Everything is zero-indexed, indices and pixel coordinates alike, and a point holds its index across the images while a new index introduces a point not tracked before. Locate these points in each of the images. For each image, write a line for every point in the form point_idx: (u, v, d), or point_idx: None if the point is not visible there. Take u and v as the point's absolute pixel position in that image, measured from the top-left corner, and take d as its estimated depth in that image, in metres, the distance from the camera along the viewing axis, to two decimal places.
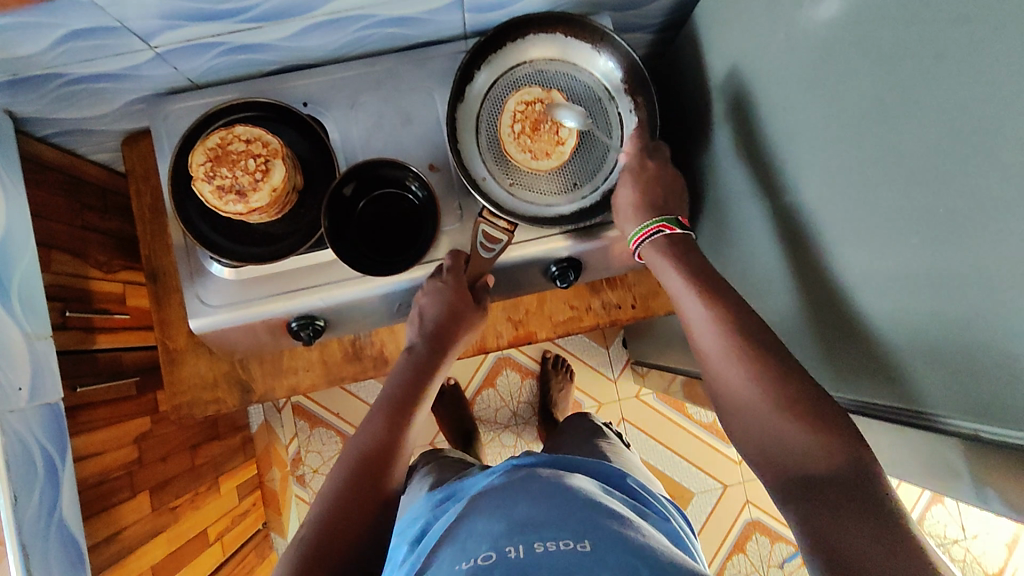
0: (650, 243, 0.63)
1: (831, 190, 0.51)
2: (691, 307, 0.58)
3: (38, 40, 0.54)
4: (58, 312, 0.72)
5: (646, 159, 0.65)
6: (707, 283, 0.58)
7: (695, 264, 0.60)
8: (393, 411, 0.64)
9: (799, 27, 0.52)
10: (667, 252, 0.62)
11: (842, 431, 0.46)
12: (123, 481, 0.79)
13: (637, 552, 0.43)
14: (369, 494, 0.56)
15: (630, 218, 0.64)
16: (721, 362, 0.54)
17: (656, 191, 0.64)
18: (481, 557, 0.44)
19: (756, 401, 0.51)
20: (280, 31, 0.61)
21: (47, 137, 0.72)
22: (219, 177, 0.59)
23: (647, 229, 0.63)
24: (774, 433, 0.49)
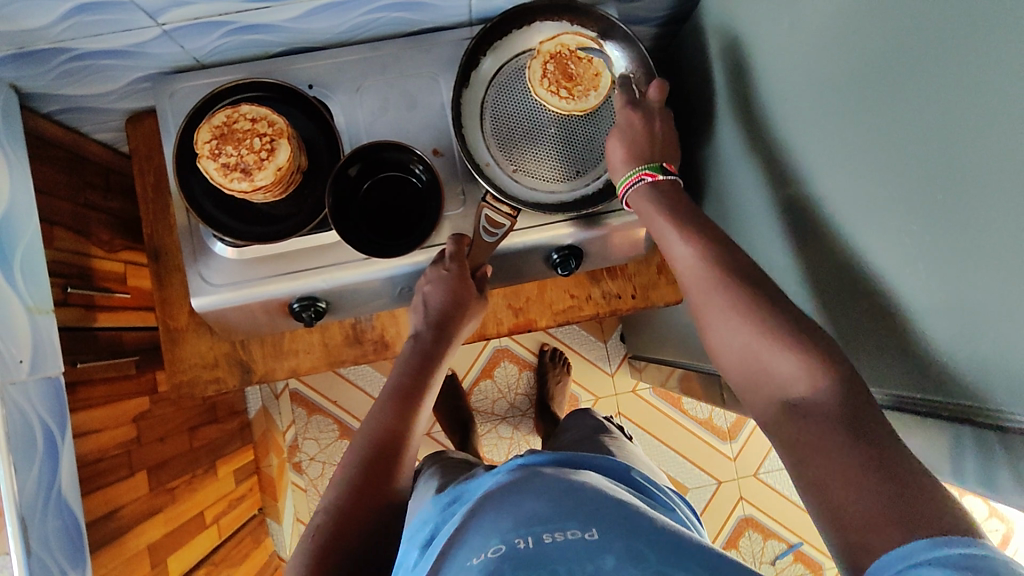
0: (633, 193, 0.62)
1: (832, 180, 0.52)
2: (681, 254, 0.56)
3: (46, 13, 0.54)
4: (60, 289, 0.72)
5: (632, 115, 0.64)
6: (693, 228, 0.56)
7: (681, 211, 0.58)
8: (401, 397, 0.65)
9: (803, 18, 0.53)
10: (652, 200, 0.60)
11: (838, 365, 0.44)
12: (121, 459, 0.79)
13: (646, 537, 0.43)
14: (381, 481, 0.57)
15: (620, 167, 0.64)
16: (708, 302, 0.52)
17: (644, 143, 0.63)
18: (490, 550, 0.44)
19: (751, 342, 0.48)
20: (287, 11, 0.61)
21: (52, 114, 0.72)
22: (224, 155, 0.59)
23: (630, 179, 0.62)
24: (764, 365, 0.48)
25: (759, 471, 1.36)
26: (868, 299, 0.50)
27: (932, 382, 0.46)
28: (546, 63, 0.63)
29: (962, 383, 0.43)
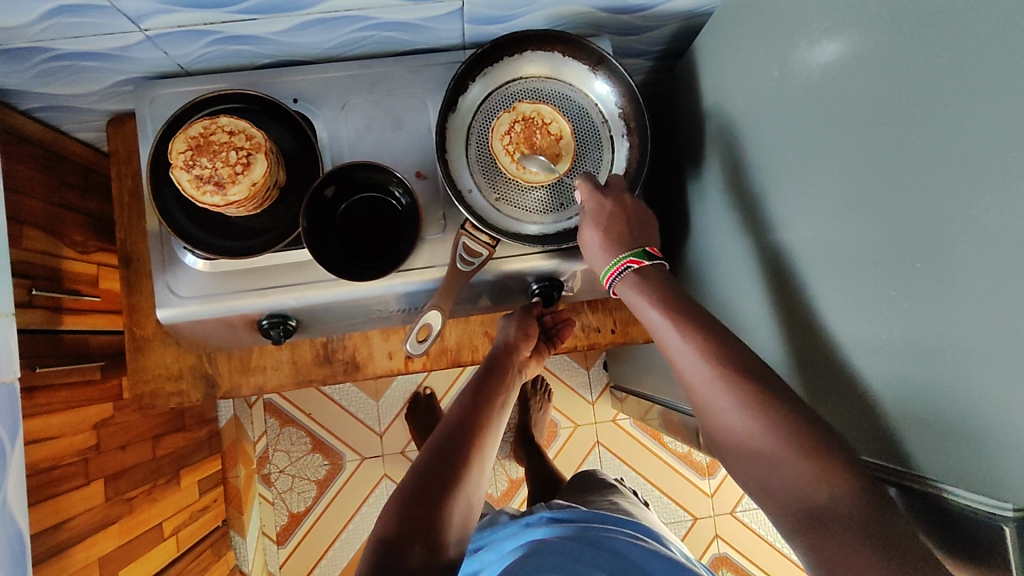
0: (621, 279, 0.59)
1: (817, 232, 0.51)
2: (670, 343, 0.54)
3: (25, 12, 0.53)
4: (24, 290, 0.70)
5: (605, 199, 0.61)
6: (687, 315, 0.54)
7: (662, 289, 0.57)
8: (455, 429, 0.61)
9: (793, 66, 0.52)
10: (639, 287, 0.58)
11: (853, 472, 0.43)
12: (77, 468, 0.77)
13: None
14: (421, 522, 0.52)
15: (600, 256, 0.61)
16: (704, 394, 0.50)
17: (622, 226, 0.61)
18: None
19: (758, 445, 0.46)
20: (274, 25, 0.60)
21: (30, 111, 0.70)
22: (197, 167, 0.58)
23: (619, 266, 0.59)
24: (766, 463, 0.46)
25: (736, 509, 1.34)
26: (846, 356, 0.49)
27: (902, 445, 0.45)
28: (515, 121, 0.65)
29: (933, 451, 0.41)
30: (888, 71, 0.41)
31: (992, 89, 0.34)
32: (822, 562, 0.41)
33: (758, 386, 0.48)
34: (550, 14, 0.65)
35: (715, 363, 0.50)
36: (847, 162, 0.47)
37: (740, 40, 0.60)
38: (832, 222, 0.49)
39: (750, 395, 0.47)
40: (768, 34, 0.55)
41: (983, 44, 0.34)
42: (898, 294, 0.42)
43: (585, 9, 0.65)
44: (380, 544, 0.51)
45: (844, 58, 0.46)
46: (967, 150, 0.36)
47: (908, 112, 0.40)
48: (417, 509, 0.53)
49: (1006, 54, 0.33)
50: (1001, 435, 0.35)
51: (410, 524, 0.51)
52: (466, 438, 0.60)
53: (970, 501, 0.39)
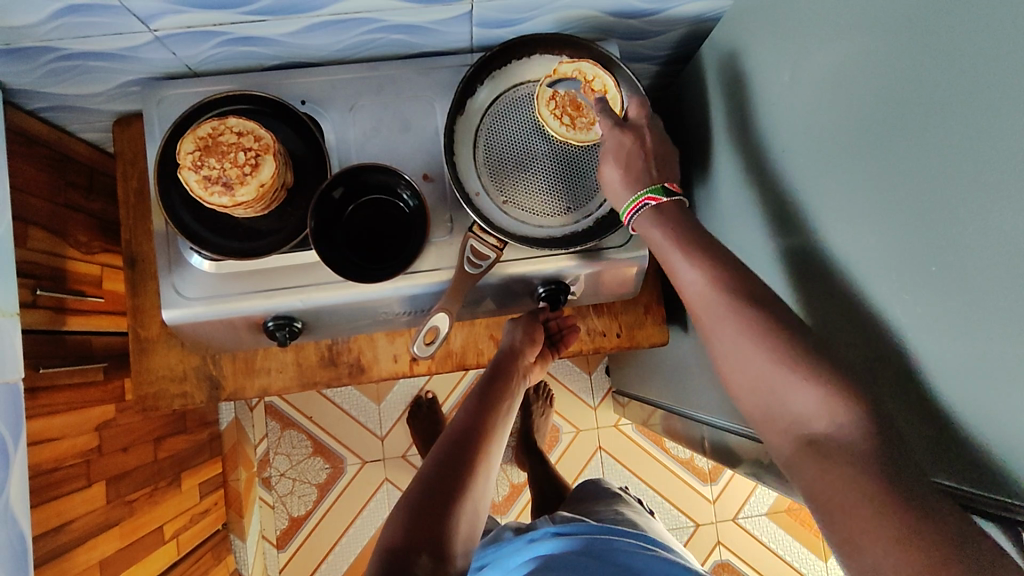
0: (639, 216, 0.58)
1: (826, 236, 0.51)
2: (694, 291, 0.52)
3: (34, 11, 0.53)
4: (29, 290, 0.70)
5: (621, 133, 0.60)
6: (705, 250, 0.53)
7: (687, 231, 0.54)
8: (461, 436, 0.61)
9: (802, 71, 0.52)
10: (657, 223, 0.56)
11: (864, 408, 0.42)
12: (79, 469, 0.76)
13: None
14: (425, 530, 0.52)
15: (620, 194, 0.60)
16: (722, 327, 0.49)
17: (640, 161, 0.59)
18: None
19: (770, 376, 0.46)
20: (284, 26, 0.60)
21: (37, 111, 0.70)
22: (206, 167, 0.58)
23: (636, 203, 0.58)
24: (783, 398, 0.46)
25: (738, 515, 1.33)
26: (856, 361, 0.49)
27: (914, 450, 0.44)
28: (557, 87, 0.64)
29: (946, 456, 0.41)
30: (899, 76, 0.42)
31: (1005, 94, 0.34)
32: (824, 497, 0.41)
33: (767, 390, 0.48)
34: (559, 17, 0.65)
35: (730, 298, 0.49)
36: (857, 166, 0.47)
37: (748, 45, 0.60)
38: (843, 227, 0.49)
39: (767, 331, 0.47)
40: (777, 38, 0.55)
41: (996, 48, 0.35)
42: (910, 297, 0.42)
43: (594, 13, 0.65)
44: (385, 555, 0.51)
45: (854, 62, 0.46)
46: (981, 154, 0.36)
47: (920, 116, 0.40)
48: (421, 517, 0.53)
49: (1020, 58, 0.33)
50: (1018, 440, 0.35)
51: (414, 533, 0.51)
52: (471, 446, 0.60)
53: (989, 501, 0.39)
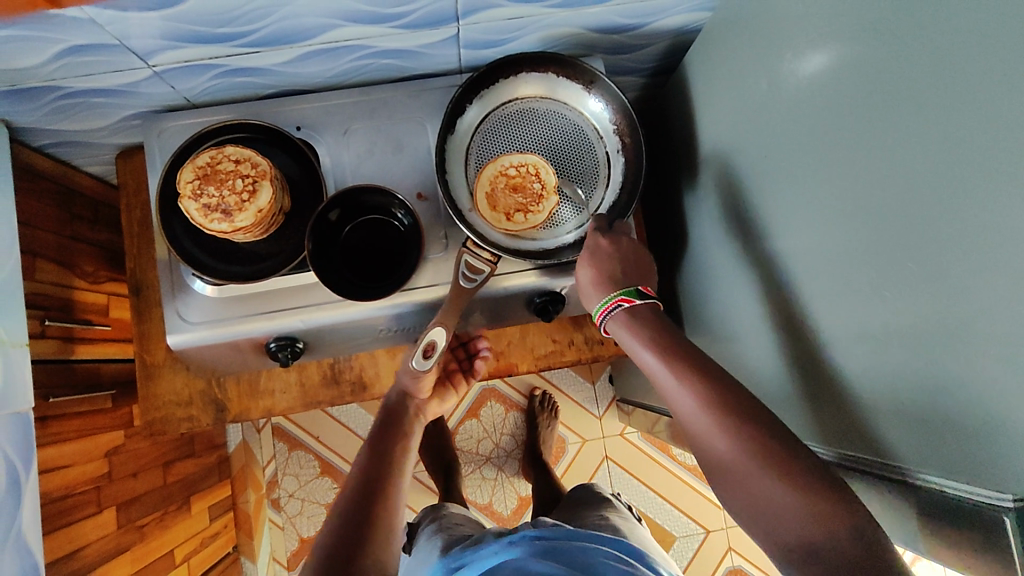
0: (614, 317, 0.59)
1: (811, 237, 0.52)
2: (670, 392, 0.53)
3: (39, 53, 0.55)
4: (38, 321, 0.72)
5: (600, 236, 0.62)
6: (685, 358, 0.53)
7: (659, 331, 0.55)
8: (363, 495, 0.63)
9: (779, 78, 0.54)
10: (632, 327, 0.57)
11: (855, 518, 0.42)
12: (89, 496, 0.77)
13: None
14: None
15: (592, 295, 0.62)
16: (716, 445, 0.49)
17: (616, 265, 0.61)
18: None
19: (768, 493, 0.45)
20: (279, 56, 0.63)
21: (42, 147, 0.73)
22: (205, 195, 0.60)
23: (608, 305, 0.59)
24: (766, 502, 0.46)
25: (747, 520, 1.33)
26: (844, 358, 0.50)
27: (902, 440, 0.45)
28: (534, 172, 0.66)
29: (928, 448, 0.42)
30: (869, 80, 0.43)
31: (964, 93, 0.36)
32: None
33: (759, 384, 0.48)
34: (544, 36, 0.67)
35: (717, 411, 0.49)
36: (835, 168, 0.48)
37: (728, 56, 0.62)
38: (824, 228, 0.50)
39: (760, 447, 0.46)
40: (754, 47, 0.57)
41: (953, 49, 0.36)
42: (890, 294, 0.44)
43: (577, 31, 0.67)
44: None
45: (825, 68, 0.48)
46: (945, 151, 0.37)
47: (888, 119, 0.42)
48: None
49: (973, 57, 0.35)
50: (997, 431, 0.36)
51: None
52: (372, 505, 0.62)
53: (967, 496, 0.40)
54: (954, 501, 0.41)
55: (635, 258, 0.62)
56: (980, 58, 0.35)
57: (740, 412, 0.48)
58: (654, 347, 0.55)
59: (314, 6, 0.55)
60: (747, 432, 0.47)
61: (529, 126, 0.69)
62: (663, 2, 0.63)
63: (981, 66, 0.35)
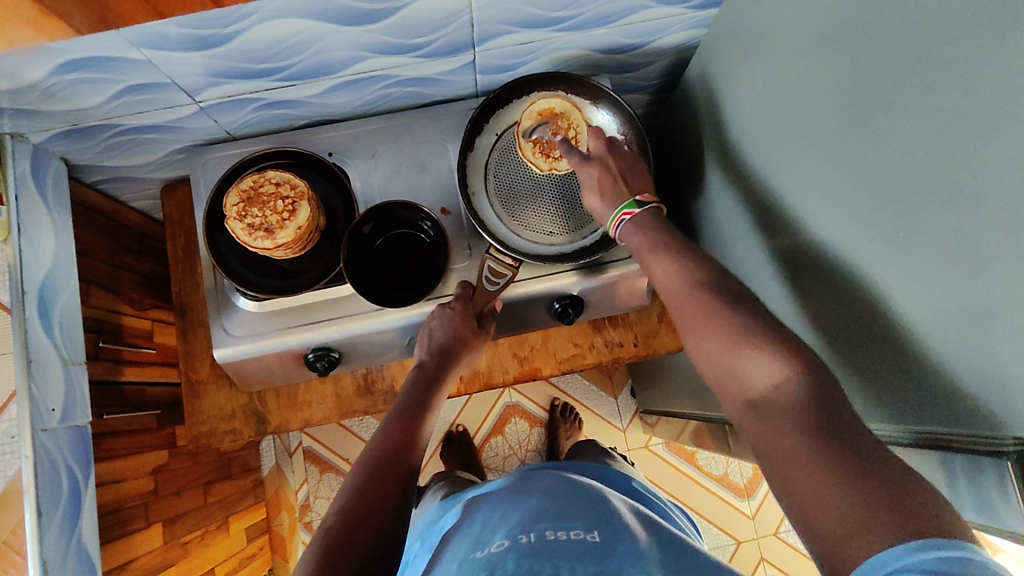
0: (622, 231, 0.62)
1: (813, 226, 0.56)
2: (680, 301, 0.53)
3: (98, 93, 0.61)
4: (92, 342, 0.77)
5: (594, 160, 0.65)
6: (682, 252, 0.56)
7: (678, 247, 0.56)
8: (408, 417, 0.63)
9: (773, 83, 0.59)
10: (640, 234, 0.60)
11: (822, 380, 0.42)
12: (139, 511, 0.81)
13: (640, 550, 0.48)
14: (387, 505, 0.53)
15: (605, 217, 0.65)
16: (694, 322, 0.51)
17: (618, 182, 0.64)
18: (496, 545, 0.50)
19: (736, 360, 0.46)
20: (310, 88, 0.69)
21: (95, 184, 0.79)
22: (249, 216, 0.65)
23: (613, 222, 0.62)
24: (750, 383, 0.45)
25: (779, 529, 1.33)
26: (851, 335, 0.53)
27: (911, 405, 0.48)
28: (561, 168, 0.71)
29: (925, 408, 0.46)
30: (852, 76, 0.48)
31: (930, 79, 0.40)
32: (785, 468, 0.39)
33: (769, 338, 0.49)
34: (552, 59, 0.73)
35: (700, 292, 0.51)
36: (829, 158, 0.52)
37: (725, 67, 0.67)
38: (825, 214, 0.54)
39: (737, 319, 0.48)
40: (747, 56, 0.62)
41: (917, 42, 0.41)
42: (887, 266, 0.47)
43: (583, 52, 0.73)
44: (340, 512, 0.52)
45: (814, 72, 0.52)
46: None
47: (869, 108, 0.46)
48: (373, 501, 0.53)
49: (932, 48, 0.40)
50: (993, 380, 0.39)
51: (371, 516, 0.52)
52: (414, 423, 0.63)
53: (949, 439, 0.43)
54: (948, 450, 0.44)
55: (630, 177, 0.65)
56: (937, 48, 0.39)
57: (725, 299, 0.50)
58: (672, 258, 0.55)
59: (343, 39, 0.61)
60: (724, 311, 0.49)
61: None
62: (660, 22, 0.68)
63: None
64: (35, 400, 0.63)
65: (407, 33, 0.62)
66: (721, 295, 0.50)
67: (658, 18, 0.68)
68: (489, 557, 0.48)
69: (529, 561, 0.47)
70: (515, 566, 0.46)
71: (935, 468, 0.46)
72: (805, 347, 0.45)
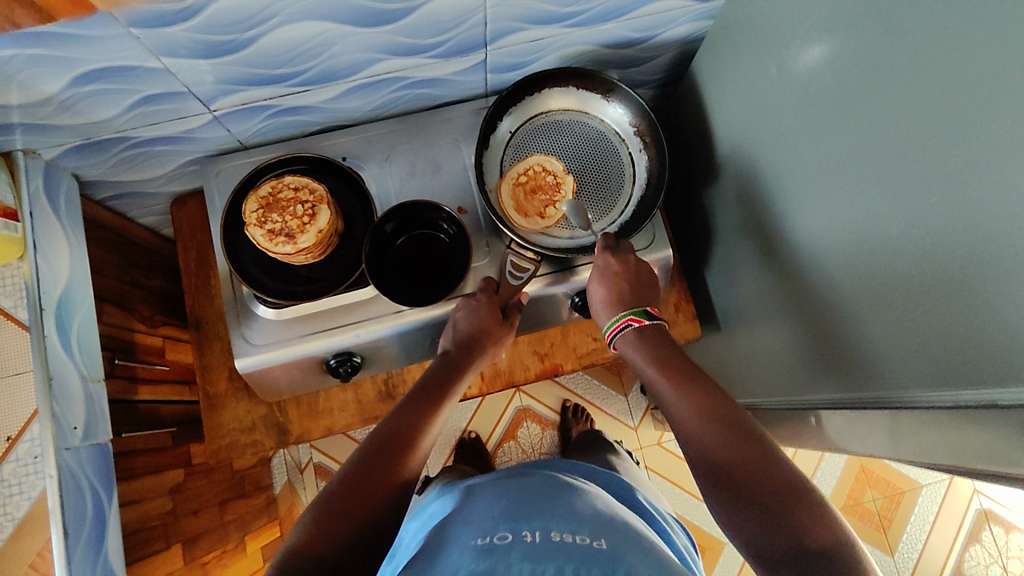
0: (622, 336, 0.67)
1: (835, 203, 0.57)
2: (690, 412, 0.57)
3: (113, 105, 0.61)
4: (108, 360, 0.76)
5: (610, 259, 0.67)
6: (663, 345, 0.64)
7: (663, 345, 0.64)
8: (422, 402, 0.63)
9: (787, 66, 0.60)
10: (627, 331, 0.66)
11: (778, 457, 0.51)
12: (159, 531, 0.79)
13: (648, 562, 0.47)
14: (388, 487, 0.54)
15: (604, 312, 0.69)
16: (676, 403, 0.58)
17: (626, 286, 0.66)
18: (497, 536, 0.50)
19: (704, 436, 0.55)
20: (325, 93, 0.69)
21: (105, 199, 0.78)
22: (269, 222, 0.65)
23: (618, 323, 0.67)
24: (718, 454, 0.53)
25: None
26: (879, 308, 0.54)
27: (925, 373, 0.49)
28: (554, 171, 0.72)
29: (949, 373, 0.46)
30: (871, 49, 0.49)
31: (954, 46, 0.41)
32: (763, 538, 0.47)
33: (719, 399, 0.57)
34: (561, 56, 0.74)
35: (678, 377, 0.60)
36: (849, 133, 0.53)
37: (734, 54, 0.68)
38: (846, 189, 0.55)
39: (708, 404, 0.57)
40: (759, 42, 0.63)
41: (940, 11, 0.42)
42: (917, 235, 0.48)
43: (592, 48, 0.74)
44: (340, 488, 0.53)
45: (832, 51, 0.53)
46: (948, 99, 0.42)
47: (892, 80, 0.47)
48: (376, 477, 0.54)
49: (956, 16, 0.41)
50: None
51: (367, 495, 0.53)
52: (428, 406, 0.63)
53: (978, 399, 0.44)
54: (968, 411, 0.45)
55: (641, 278, 0.67)
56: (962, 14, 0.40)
57: (699, 385, 0.59)
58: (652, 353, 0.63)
59: (357, 42, 0.61)
60: (703, 396, 0.57)
61: (557, 136, 0.74)
62: (667, 14, 0.70)
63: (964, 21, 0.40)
64: (57, 418, 0.62)
65: (422, 33, 0.62)
66: (693, 385, 0.59)
67: (665, 11, 0.69)
68: (487, 548, 0.48)
69: (529, 562, 0.46)
70: (518, 566, 0.46)
71: (960, 431, 0.46)
72: (751, 427, 0.54)
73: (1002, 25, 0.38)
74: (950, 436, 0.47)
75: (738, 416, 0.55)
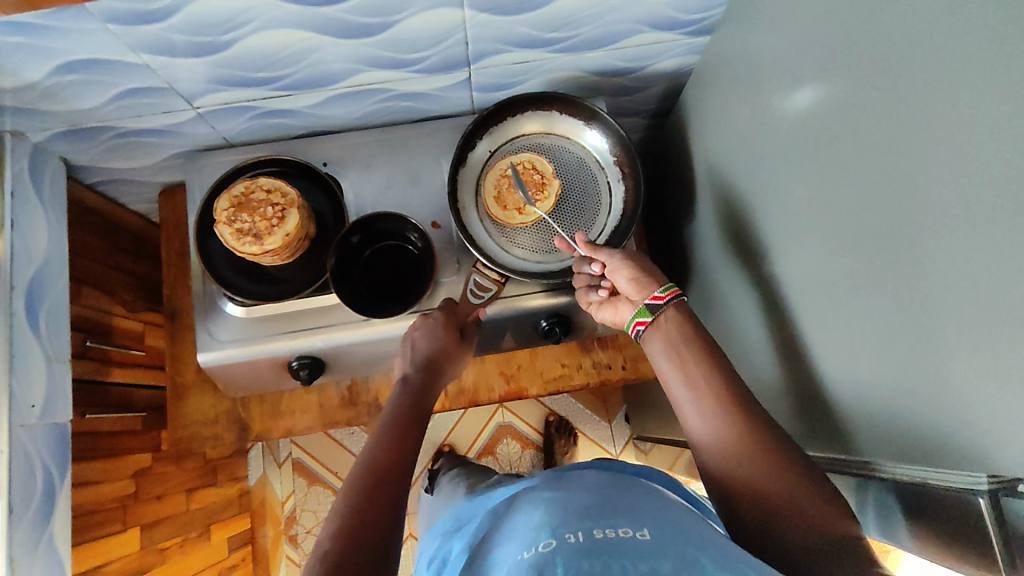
0: (661, 305, 0.58)
1: (800, 252, 0.55)
2: (719, 445, 0.50)
3: (97, 95, 0.62)
4: (80, 341, 0.77)
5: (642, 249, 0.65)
6: (696, 341, 0.55)
7: (697, 340, 0.55)
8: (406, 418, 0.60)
9: (762, 109, 0.59)
10: (671, 316, 0.57)
11: (821, 501, 0.45)
12: (116, 513, 0.80)
13: (711, 553, 0.38)
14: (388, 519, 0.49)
15: (640, 286, 0.60)
16: (707, 427, 0.51)
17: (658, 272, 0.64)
18: (541, 547, 0.40)
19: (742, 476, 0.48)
20: (308, 99, 0.70)
21: (94, 185, 0.80)
22: (238, 222, 0.65)
23: (664, 295, 0.58)
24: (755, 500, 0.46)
25: None
26: (829, 362, 0.53)
27: (883, 438, 0.47)
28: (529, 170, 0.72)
29: (912, 447, 0.44)
30: (835, 101, 0.48)
31: (907, 106, 0.40)
32: None
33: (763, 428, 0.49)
34: (548, 80, 0.74)
35: (708, 393, 0.52)
36: (812, 183, 0.52)
37: (718, 92, 0.67)
38: (809, 240, 0.53)
39: (745, 429, 0.49)
40: (739, 82, 0.62)
41: (898, 68, 0.41)
42: (865, 293, 0.47)
43: (579, 74, 0.73)
44: (335, 538, 0.46)
45: (802, 100, 0.52)
46: (900, 159, 0.41)
47: (852, 131, 0.46)
48: (374, 514, 0.49)
49: (910, 76, 0.40)
50: (970, 410, 0.38)
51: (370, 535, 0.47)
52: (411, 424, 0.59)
53: (937, 479, 0.42)
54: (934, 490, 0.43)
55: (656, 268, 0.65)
56: (917, 74, 0.39)
57: (732, 405, 0.50)
58: (682, 356, 0.54)
59: (338, 52, 0.62)
60: (744, 423, 0.49)
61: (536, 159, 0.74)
62: (655, 46, 0.69)
63: (921, 79, 0.39)
64: (15, 395, 0.64)
65: (402, 48, 0.63)
66: (729, 404, 0.51)
67: (653, 43, 0.68)
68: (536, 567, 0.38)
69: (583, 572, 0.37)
70: None
71: (930, 509, 0.44)
72: (799, 459, 0.48)
73: (950, 90, 0.37)
74: (915, 506, 0.45)
75: (776, 445, 0.48)
